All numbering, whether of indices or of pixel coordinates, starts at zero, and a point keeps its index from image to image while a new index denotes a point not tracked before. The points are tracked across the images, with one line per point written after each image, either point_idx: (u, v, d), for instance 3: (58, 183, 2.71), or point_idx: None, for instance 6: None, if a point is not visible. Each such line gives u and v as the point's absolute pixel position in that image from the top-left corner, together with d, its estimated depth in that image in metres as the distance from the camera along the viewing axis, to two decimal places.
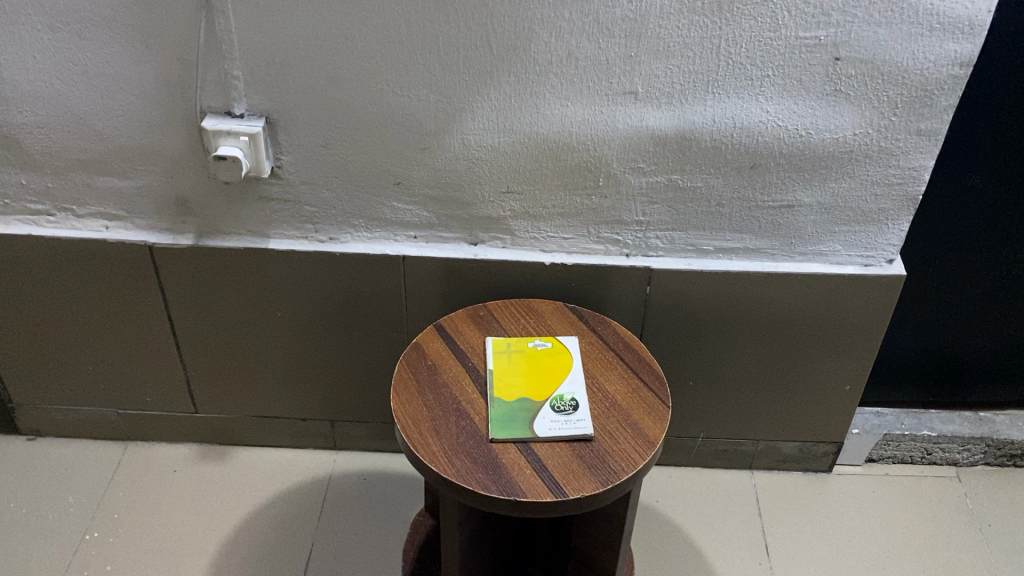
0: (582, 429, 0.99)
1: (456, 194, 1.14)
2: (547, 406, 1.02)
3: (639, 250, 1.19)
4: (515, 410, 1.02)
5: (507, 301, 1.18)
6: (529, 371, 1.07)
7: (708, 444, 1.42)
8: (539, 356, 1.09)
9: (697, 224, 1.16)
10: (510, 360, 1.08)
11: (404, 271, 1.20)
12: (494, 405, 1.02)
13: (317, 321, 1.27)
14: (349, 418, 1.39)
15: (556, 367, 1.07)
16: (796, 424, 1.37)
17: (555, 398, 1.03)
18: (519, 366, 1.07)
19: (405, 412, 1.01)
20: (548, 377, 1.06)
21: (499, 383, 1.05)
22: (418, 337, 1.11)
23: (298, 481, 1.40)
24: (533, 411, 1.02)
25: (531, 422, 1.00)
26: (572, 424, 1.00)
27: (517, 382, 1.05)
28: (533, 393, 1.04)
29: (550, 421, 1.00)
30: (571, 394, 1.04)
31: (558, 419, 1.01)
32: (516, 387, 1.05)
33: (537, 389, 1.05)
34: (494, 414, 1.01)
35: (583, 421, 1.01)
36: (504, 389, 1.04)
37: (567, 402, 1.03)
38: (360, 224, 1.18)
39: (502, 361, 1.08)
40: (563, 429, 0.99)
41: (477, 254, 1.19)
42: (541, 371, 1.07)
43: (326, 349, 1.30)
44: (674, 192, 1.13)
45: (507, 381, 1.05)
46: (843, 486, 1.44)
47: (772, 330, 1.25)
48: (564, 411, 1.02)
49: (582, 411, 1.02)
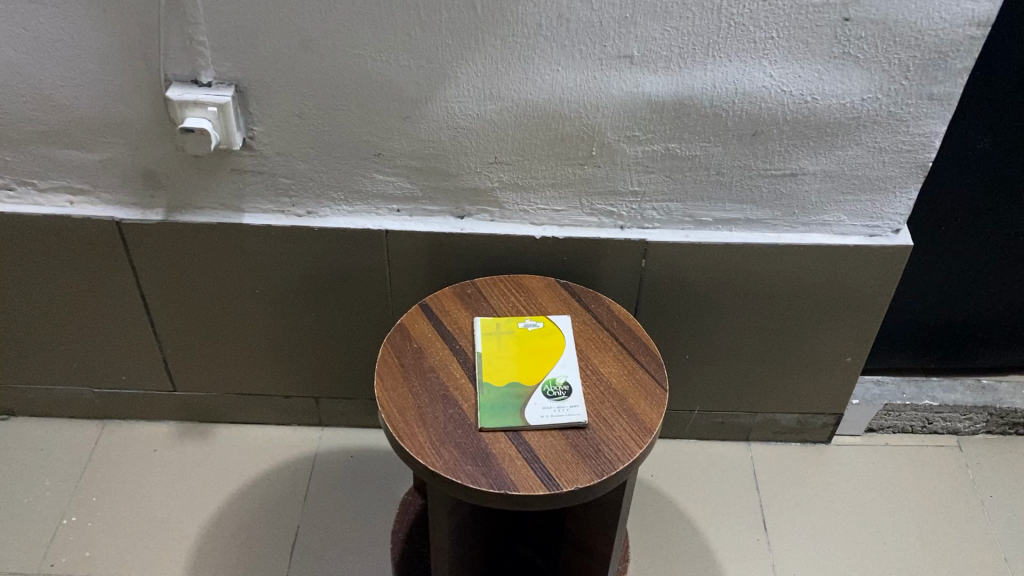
0: (575, 417, 0.95)
1: (440, 165, 1.08)
2: (539, 392, 0.97)
3: (635, 222, 1.13)
4: (505, 396, 0.97)
5: (496, 277, 1.12)
6: (519, 354, 1.02)
7: (704, 417, 1.37)
8: (530, 338, 1.04)
9: (695, 195, 1.10)
10: (500, 342, 1.03)
11: (387, 246, 1.14)
12: (484, 391, 0.97)
13: (298, 297, 1.21)
14: (333, 395, 1.34)
15: (547, 349, 1.02)
16: (795, 396, 1.33)
17: (547, 382, 0.98)
18: (509, 349, 1.02)
19: (390, 400, 0.96)
20: (540, 360, 1.01)
21: (489, 368, 1.00)
22: (402, 318, 1.06)
23: (283, 460, 1.36)
24: (525, 397, 0.97)
25: (522, 410, 0.96)
26: (566, 410, 0.95)
27: (508, 366, 1.00)
28: (525, 377, 0.99)
29: (542, 408, 0.96)
30: (564, 378, 0.99)
31: (551, 406, 0.96)
32: (507, 371, 1.00)
33: (529, 373, 1.00)
34: (483, 402, 0.96)
35: (577, 407, 0.96)
36: (493, 374, 0.99)
37: (559, 387, 0.98)
38: (339, 197, 1.11)
39: (492, 344, 1.03)
40: (556, 417, 0.95)
41: (463, 228, 1.13)
42: (533, 353, 1.02)
43: (308, 325, 1.25)
44: (671, 161, 1.07)
45: (497, 365, 1.00)
46: (843, 458, 1.41)
47: (771, 302, 1.20)
48: (557, 397, 0.97)
49: (575, 396, 0.97)
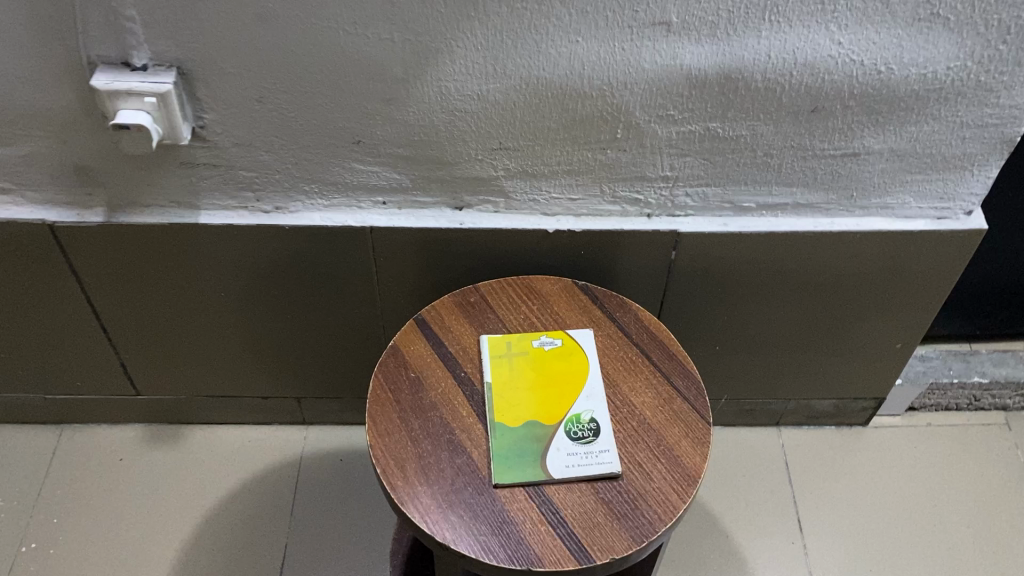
0: (606, 466, 0.80)
1: (434, 153, 0.89)
2: (562, 433, 0.83)
3: (665, 209, 0.96)
4: (523, 441, 0.82)
5: (503, 280, 0.95)
6: (537, 385, 0.87)
7: (732, 405, 1.24)
8: (548, 362, 0.89)
9: (737, 179, 0.93)
10: (512, 368, 0.88)
11: (372, 244, 0.97)
12: (496, 435, 0.82)
13: (271, 297, 1.05)
14: (317, 394, 1.20)
15: (568, 376, 0.87)
16: (834, 382, 1.20)
17: (571, 421, 0.84)
18: (524, 377, 0.87)
19: (386, 450, 0.81)
20: (561, 391, 0.86)
21: (502, 403, 0.85)
22: (395, 339, 0.90)
23: (265, 467, 1.22)
24: (545, 442, 0.82)
25: (544, 458, 0.81)
26: (595, 458, 0.81)
27: (524, 400, 0.85)
28: (545, 415, 0.84)
29: (567, 455, 0.81)
30: (590, 415, 0.84)
31: (578, 452, 0.81)
32: (522, 407, 0.85)
33: (550, 409, 0.85)
34: (497, 449, 0.81)
35: (607, 453, 0.81)
36: (507, 411, 0.84)
37: (586, 427, 0.83)
38: (313, 189, 0.93)
39: (503, 371, 0.87)
40: (583, 467, 0.80)
41: (463, 223, 0.95)
42: (552, 382, 0.87)
43: (285, 325, 1.09)
44: (711, 142, 0.89)
45: (512, 399, 0.85)
46: (881, 442, 1.29)
47: (817, 291, 1.05)
48: (583, 440, 0.82)
49: (605, 438, 0.82)
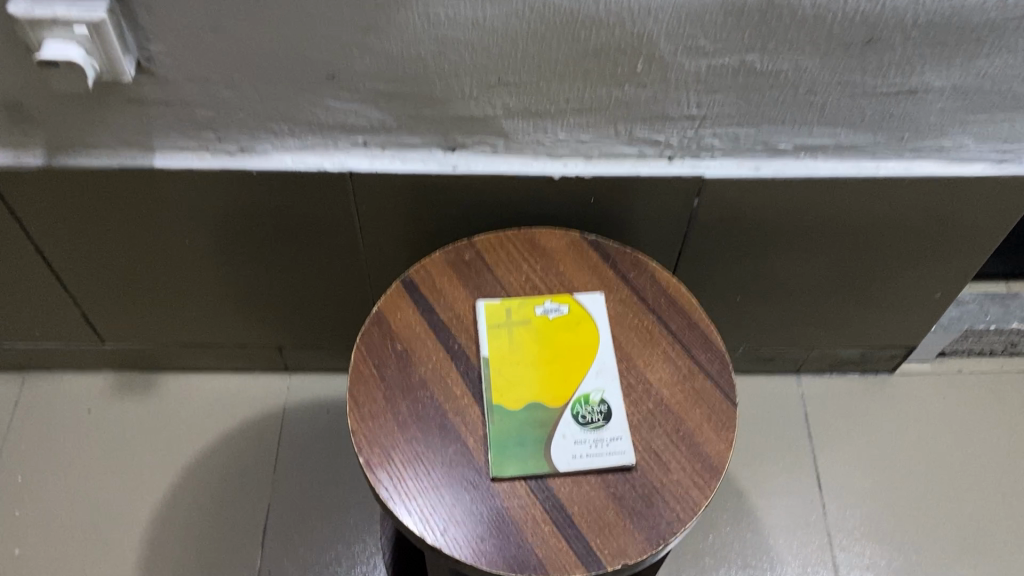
0: (619, 457, 0.71)
1: (421, 89, 0.76)
2: (569, 417, 0.73)
3: (688, 151, 0.84)
4: (524, 427, 0.73)
5: (502, 234, 0.84)
6: (540, 359, 0.77)
7: (749, 353, 1.15)
8: (553, 333, 0.78)
9: (773, 118, 0.80)
10: (512, 340, 0.77)
11: (353, 189, 0.85)
12: (494, 420, 0.73)
13: (242, 244, 0.94)
14: (299, 342, 1.11)
15: (576, 350, 0.77)
16: (862, 331, 1.10)
17: (579, 403, 0.74)
18: (526, 350, 0.77)
19: (370, 436, 0.72)
20: (567, 367, 0.76)
21: (501, 381, 0.75)
22: (380, 304, 0.79)
23: (245, 418, 1.13)
24: (549, 428, 0.73)
25: (548, 447, 0.71)
26: (606, 447, 0.71)
27: (525, 377, 0.76)
28: (549, 395, 0.75)
29: (575, 443, 0.72)
30: (601, 396, 0.74)
31: (587, 440, 0.72)
32: (523, 386, 0.75)
33: (555, 388, 0.75)
34: (495, 436, 0.72)
35: (620, 441, 0.72)
36: (506, 390, 0.75)
37: (596, 410, 0.73)
38: (283, 129, 0.81)
39: (502, 344, 0.77)
40: (593, 458, 0.71)
41: (457, 167, 0.83)
42: (557, 356, 0.77)
43: (259, 272, 0.99)
44: (746, 77, 0.76)
45: (512, 377, 0.75)
46: (907, 390, 1.20)
47: (853, 240, 0.94)
48: (593, 425, 0.73)
49: (617, 424, 0.73)
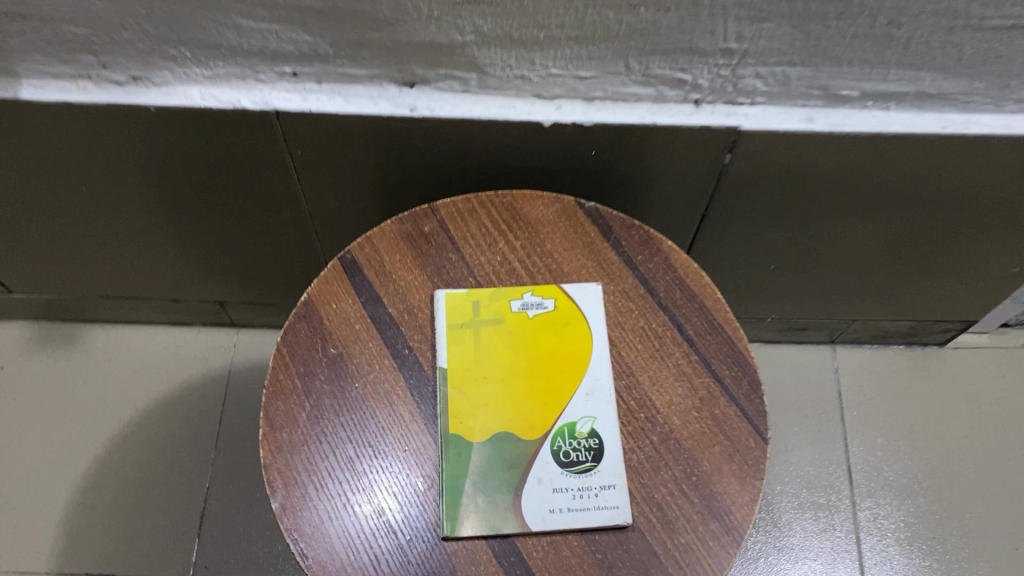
0: (609, 513, 0.55)
1: (360, 9, 0.55)
2: (548, 457, 0.57)
3: (721, 94, 0.64)
4: (488, 469, 0.56)
5: (473, 197, 0.65)
6: (514, 373, 0.60)
7: (779, 322, 0.98)
8: (532, 338, 0.61)
9: (839, 56, 0.59)
10: (479, 347, 0.60)
11: (283, 132, 0.66)
12: (450, 458, 0.56)
13: (154, 191, 0.76)
14: (244, 297, 0.94)
15: (561, 361, 0.60)
16: (918, 303, 0.91)
17: (561, 437, 0.57)
18: (496, 361, 0.60)
19: (289, 472, 0.56)
20: (548, 386, 0.59)
21: (461, 404, 0.58)
22: (310, 291, 0.61)
23: (184, 381, 0.97)
24: (521, 471, 0.56)
25: (517, 497, 0.55)
26: (594, 499, 0.55)
27: (493, 399, 0.59)
28: (523, 423, 0.58)
29: (553, 493, 0.55)
30: (590, 427, 0.58)
31: (569, 489, 0.56)
32: (490, 412, 0.58)
33: (530, 414, 0.58)
34: (450, 481, 0.55)
35: (612, 491, 0.55)
36: (467, 417, 0.58)
37: (584, 447, 0.57)
38: (182, 53, 0.61)
39: (465, 352, 0.60)
40: (575, 514, 0.55)
41: (415, 109, 0.64)
42: (535, 370, 0.60)
43: (182, 223, 0.80)
44: (809, 3, 0.54)
45: (475, 398, 0.58)
46: (962, 366, 1.02)
47: (923, 206, 0.74)
48: (578, 468, 0.56)
49: (610, 467, 0.56)
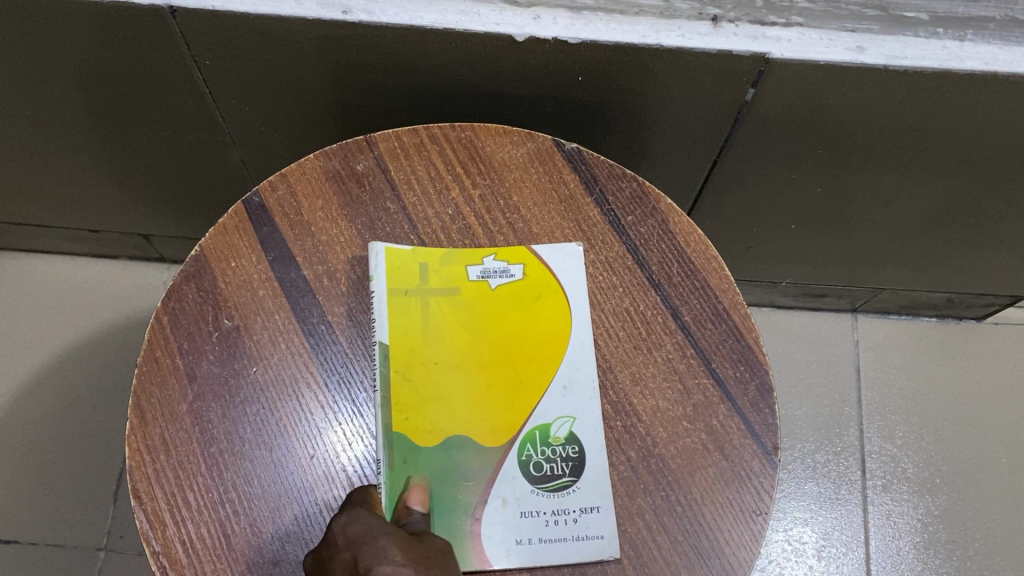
0: (591, 545, 0.43)
1: None
2: (514, 471, 0.44)
3: (746, 9, 0.49)
4: (438, 484, 0.44)
5: (423, 129, 0.52)
6: (470, 359, 0.46)
7: (794, 287, 0.85)
8: (497, 312, 0.48)
9: None
10: (429, 322, 0.47)
11: (183, 34, 0.52)
12: (394, 468, 0.44)
13: (38, 103, 0.61)
14: (170, 229, 0.81)
15: (530, 347, 0.47)
16: (960, 273, 0.78)
17: (532, 445, 0.45)
18: (451, 341, 0.47)
19: (158, 480, 0.43)
20: (515, 377, 0.46)
21: (403, 399, 0.45)
22: (201, 244, 0.48)
23: (107, 321, 0.85)
24: (481, 486, 0.44)
25: (476, 523, 0.43)
26: (572, 526, 0.43)
27: (445, 392, 0.46)
28: (482, 426, 0.45)
29: (519, 518, 0.43)
30: (567, 431, 0.45)
31: (540, 514, 0.43)
32: (440, 409, 0.45)
33: (492, 413, 0.45)
34: (393, 496, 0.43)
35: (595, 515, 0.43)
36: (411, 416, 0.45)
37: (559, 458, 0.45)
38: None
39: (410, 329, 0.47)
40: (548, 546, 0.43)
41: (348, 11, 0.49)
42: (498, 356, 0.47)
43: (81, 142, 0.66)
44: None
45: (422, 390, 0.46)
46: (999, 345, 0.89)
47: (986, 163, 0.60)
48: (553, 486, 0.44)
49: (591, 484, 0.44)
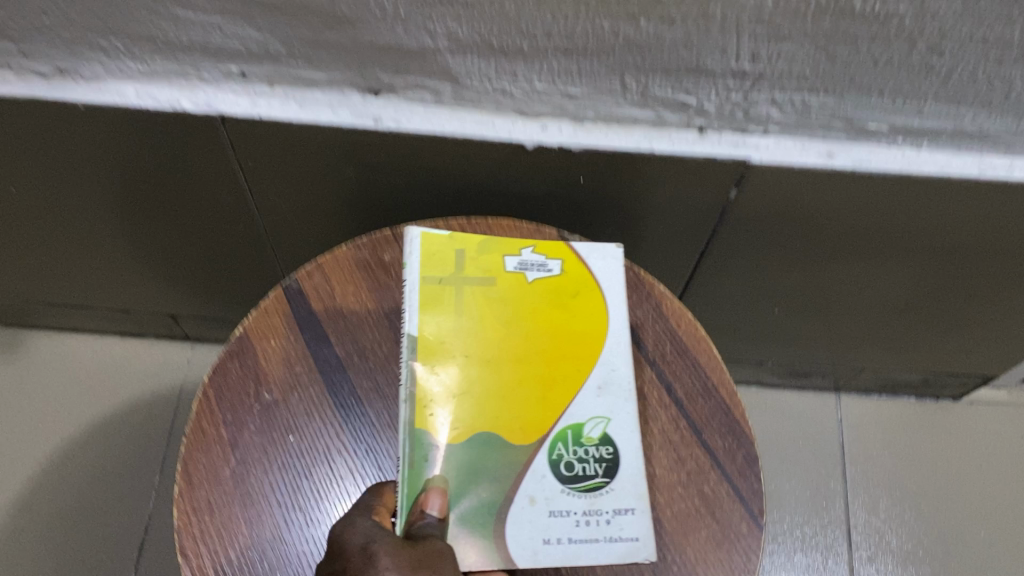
0: (624, 545, 0.47)
1: (313, 2, 0.47)
2: (545, 470, 0.48)
3: (729, 122, 0.56)
4: (468, 475, 0.47)
5: (443, 224, 0.57)
6: (502, 352, 0.51)
7: (780, 367, 0.90)
8: (536, 308, 0.53)
9: (866, 85, 0.52)
10: (464, 310, 0.52)
11: (230, 140, 0.58)
12: (416, 460, 0.47)
13: (90, 197, 0.67)
14: (196, 310, 0.86)
15: (565, 344, 0.52)
16: (934, 355, 0.84)
17: (564, 443, 0.49)
18: (489, 337, 0.51)
19: (203, 539, 0.47)
20: (549, 374, 0.51)
21: (441, 384, 0.49)
22: (245, 326, 0.53)
23: (131, 399, 0.90)
24: (507, 489, 0.47)
25: (501, 521, 0.46)
26: (604, 527, 0.47)
27: (482, 384, 0.50)
28: (513, 424, 0.49)
29: (551, 517, 0.47)
30: (601, 432, 0.49)
31: (573, 514, 0.47)
32: (476, 402, 0.49)
33: (524, 412, 0.49)
34: (407, 497, 0.46)
35: (628, 517, 0.47)
36: (449, 400, 0.49)
37: (592, 459, 0.48)
38: (113, 45, 0.53)
39: (450, 317, 0.51)
40: (580, 545, 0.46)
41: (379, 120, 0.56)
42: (531, 350, 0.51)
43: (123, 231, 0.72)
44: (837, 22, 0.47)
45: (461, 379, 0.50)
46: (975, 424, 0.94)
47: (949, 255, 0.66)
48: (585, 486, 0.48)
49: (623, 488, 0.48)
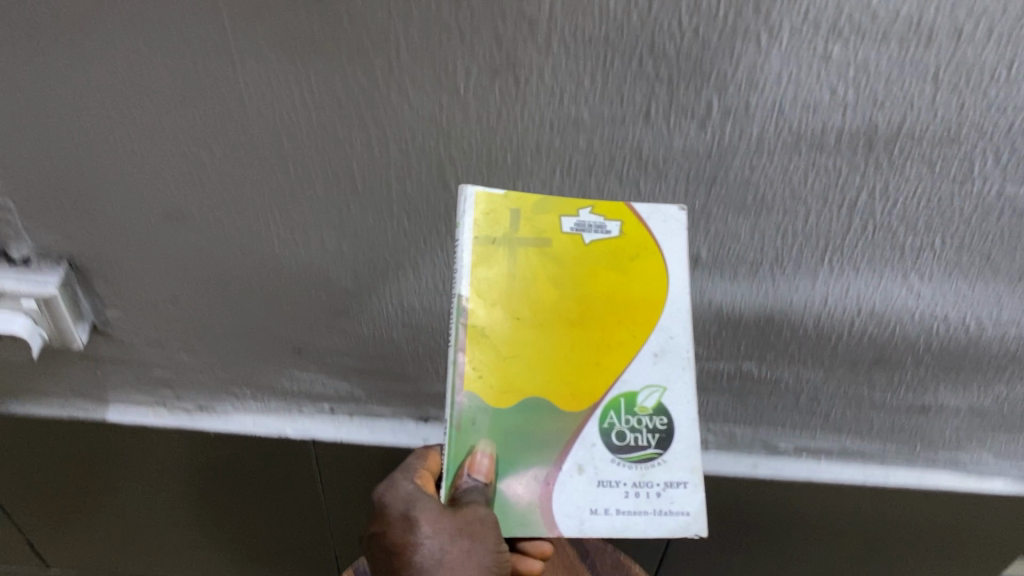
0: (672, 517, 0.49)
1: (393, 366, 0.71)
2: (595, 439, 0.50)
3: None
4: (518, 438, 0.49)
5: None
6: (556, 310, 0.50)
7: None
8: (591, 266, 0.51)
9: (772, 420, 0.74)
10: (519, 270, 0.50)
11: (316, 455, 0.80)
12: (462, 427, 0.48)
13: (196, 492, 0.87)
14: None
15: (624, 308, 0.51)
16: None
17: (615, 413, 0.50)
18: (539, 295, 0.50)
19: None
20: (602, 338, 0.51)
21: (493, 343, 0.49)
22: None
23: None
24: (556, 454, 0.49)
25: (549, 488, 0.49)
26: (654, 499, 0.49)
27: (535, 348, 0.50)
28: (564, 392, 0.50)
29: (601, 486, 0.49)
30: (654, 402, 0.50)
31: (623, 484, 0.49)
32: (527, 362, 0.50)
33: (574, 378, 0.50)
34: (455, 454, 0.48)
35: (677, 491, 0.49)
36: (501, 360, 0.49)
37: (643, 429, 0.50)
38: (245, 391, 0.76)
39: (500, 276, 0.49)
40: (630, 516, 0.48)
41: (428, 440, 0.77)
42: (585, 310, 0.51)
43: (214, 518, 0.92)
44: (743, 382, 0.70)
45: (512, 338, 0.49)
46: None
47: (858, 540, 0.85)
48: (637, 456, 0.50)
49: (673, 459, 0.50)
